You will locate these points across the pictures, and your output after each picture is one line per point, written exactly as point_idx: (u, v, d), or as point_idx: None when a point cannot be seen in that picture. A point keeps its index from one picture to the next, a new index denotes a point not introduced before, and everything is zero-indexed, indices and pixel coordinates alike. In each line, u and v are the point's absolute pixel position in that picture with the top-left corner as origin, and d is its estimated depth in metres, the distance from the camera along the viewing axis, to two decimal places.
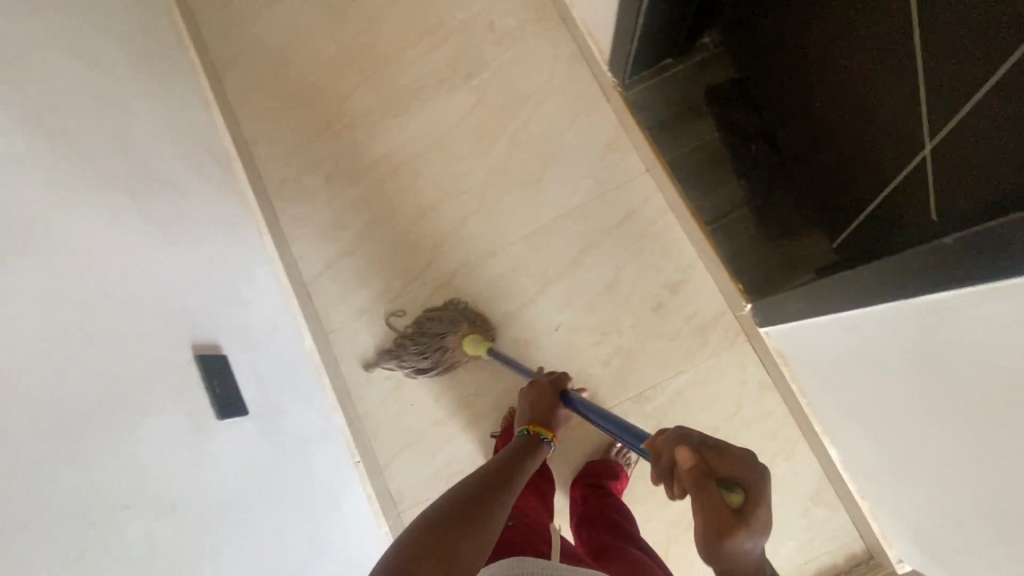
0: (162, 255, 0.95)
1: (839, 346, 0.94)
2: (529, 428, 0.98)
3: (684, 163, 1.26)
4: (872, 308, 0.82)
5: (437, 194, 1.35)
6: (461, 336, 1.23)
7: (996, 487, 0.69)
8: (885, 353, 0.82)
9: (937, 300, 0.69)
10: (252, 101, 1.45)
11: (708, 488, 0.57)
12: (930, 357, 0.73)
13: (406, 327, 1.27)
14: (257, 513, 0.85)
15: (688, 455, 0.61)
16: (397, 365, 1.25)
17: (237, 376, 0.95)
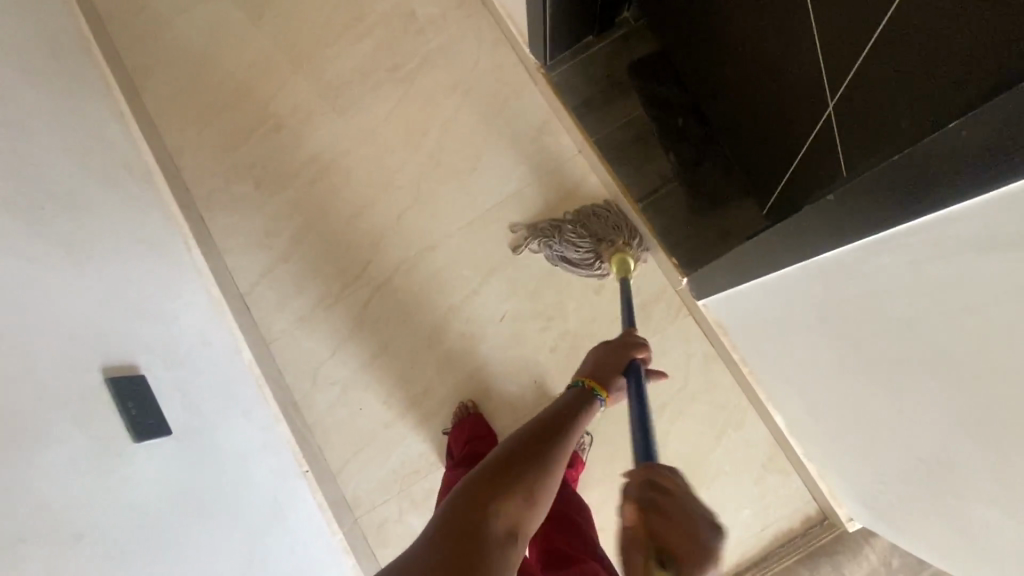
0: (68, 277, 0.90)
1: (771, 310, 0.93)
2: (584, 380, 0.79)
3: (613, 140, 1.24)
4: (790, 268, 0.83)
5: (370, 192, 1.32)
6: (623, 247, 1.19)
7: (930, 433, 0.69)
8: (818, 310, 0.80)
9: (845, 251, 0.70)
10: (173, 110, 1.40)
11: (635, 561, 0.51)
12: (847, 309, 0.74)
13: (567, 214, 1.24)
14: (182, 537, 0.81)
15: (631, 512, 0.55)
16: (544, 246, 1.23)
17: (158, 396, 0.91)
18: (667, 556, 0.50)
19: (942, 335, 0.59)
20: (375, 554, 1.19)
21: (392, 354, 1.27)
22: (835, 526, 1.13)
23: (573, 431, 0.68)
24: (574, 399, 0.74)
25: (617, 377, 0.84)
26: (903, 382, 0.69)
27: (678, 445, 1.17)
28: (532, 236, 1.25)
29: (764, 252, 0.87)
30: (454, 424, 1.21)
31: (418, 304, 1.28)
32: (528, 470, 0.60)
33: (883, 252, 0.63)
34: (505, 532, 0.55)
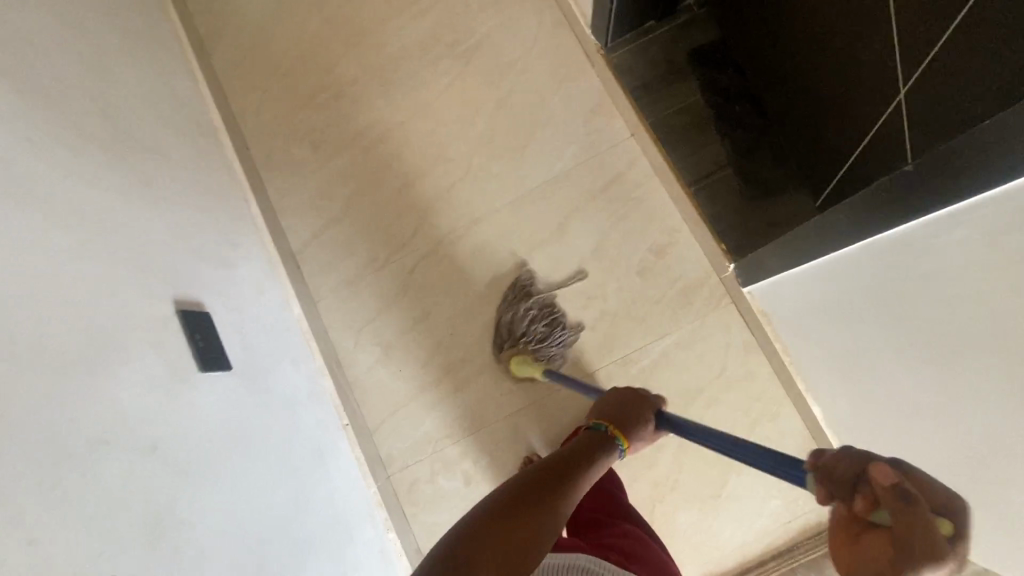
0: (144, 213, 0.94)
1: (822, 296, 0.94)
2: (608, 424, 0.81)
3: (667, 124, 1.26)
4: (858, 245, 0.84)
5: (422, 163, 1.36)
6: (531, 354, 1.22)
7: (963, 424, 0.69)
8: (865, 294, 0.82)
9: (919, 224, 0.71)
10: (239, 74, 1.46)
11: (918, 517, 0.38)
12: (900, 291, 0.74)
13: (546, 292, 1.26)
14: (237, 465, 0.84)
15: (889, 470, 0.41)
16: (506, 300, 1.27)
17: (222, 334, 0.96)
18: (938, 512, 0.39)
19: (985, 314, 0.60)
20: (403, 511, 1.23)
21: (433, 321, 1.30)
22: None
23: (578, 478, 0.67)
24: (586, 447, 0.74)
25: (645, 425, 0.83)
26: (945, 366, 0.69)
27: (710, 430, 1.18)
28: (505, 290, 1.28)
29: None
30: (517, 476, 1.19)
31: (462, 274, 1.30)
32: (531, 504, 0.59)
33: (958, 224, 0.64)
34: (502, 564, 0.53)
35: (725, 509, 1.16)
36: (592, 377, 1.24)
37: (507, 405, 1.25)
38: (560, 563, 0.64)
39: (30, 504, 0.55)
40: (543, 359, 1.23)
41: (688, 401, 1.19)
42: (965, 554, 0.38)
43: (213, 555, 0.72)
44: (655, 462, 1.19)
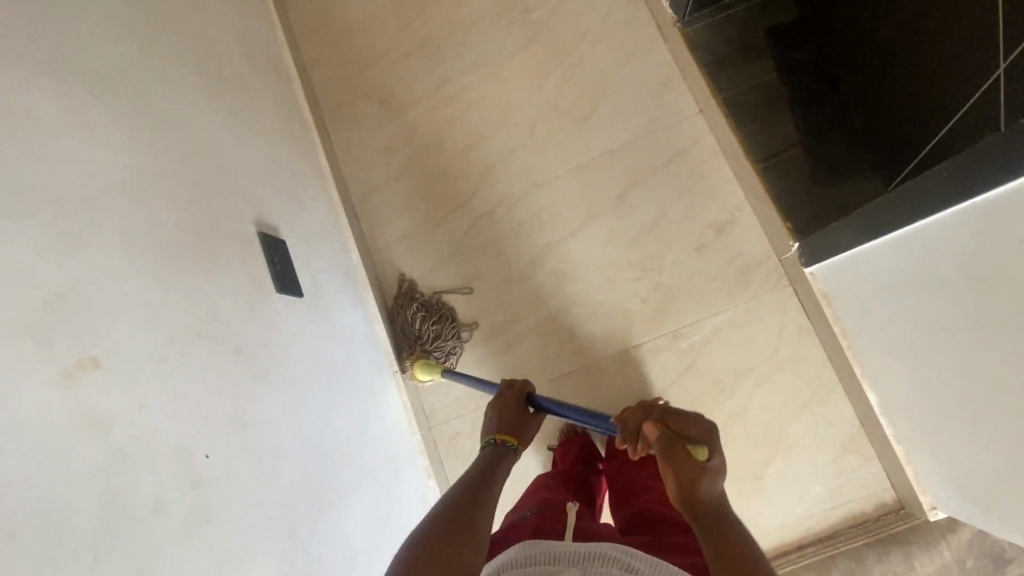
0: (236, 138, 0.98)
1: (888, 276, 0.91)
2: (496, 436, 0.89)
3: (738, 100, 1.25)
4: (932, 219, 0.78)
5: (487, 126, 1.37)
6: (432, 357, 1.25)
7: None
8: (944, 271, 0.78)
9: (1010, 186, 0.64)
10: (316, 28, 1.49)
11: (677, 448, 0.69)
12: (992, 262, 0.69)
13: (431, 296, 1.30)
14: (305, 385, 0.86)
15: (655, 424, 0.75)
16: (394, 309, 1.29)
17: (294, 263, 0.98)
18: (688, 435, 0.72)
19: None
20: (443, 463, 1.24)
21: (485, 281, 1.31)
22: (912, 516, 1.09)
23: (493, 486, 0.74)
24: (488, 460, 0.81)
25: (526, 420, 0.94)
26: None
27: (758, 410, 1.17)
28: (393, 299, 1.31)
29: (891, 207, 0.85)
30: (561, 441, 1.22)
31: (517, 237, 1.31)
32: (460, 516, 0.65)
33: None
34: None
35: (767, 490, 1.15)
36: (640, 348, 1.23)
37: (552, 369, 1.26)
38: (588, 552, 0.62)
39: (143, 368, 0.56)
40: (443, 360, 1.25)
41: (737, 379, 1.19)
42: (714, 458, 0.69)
43: (286, 461, 0.73)
44: None
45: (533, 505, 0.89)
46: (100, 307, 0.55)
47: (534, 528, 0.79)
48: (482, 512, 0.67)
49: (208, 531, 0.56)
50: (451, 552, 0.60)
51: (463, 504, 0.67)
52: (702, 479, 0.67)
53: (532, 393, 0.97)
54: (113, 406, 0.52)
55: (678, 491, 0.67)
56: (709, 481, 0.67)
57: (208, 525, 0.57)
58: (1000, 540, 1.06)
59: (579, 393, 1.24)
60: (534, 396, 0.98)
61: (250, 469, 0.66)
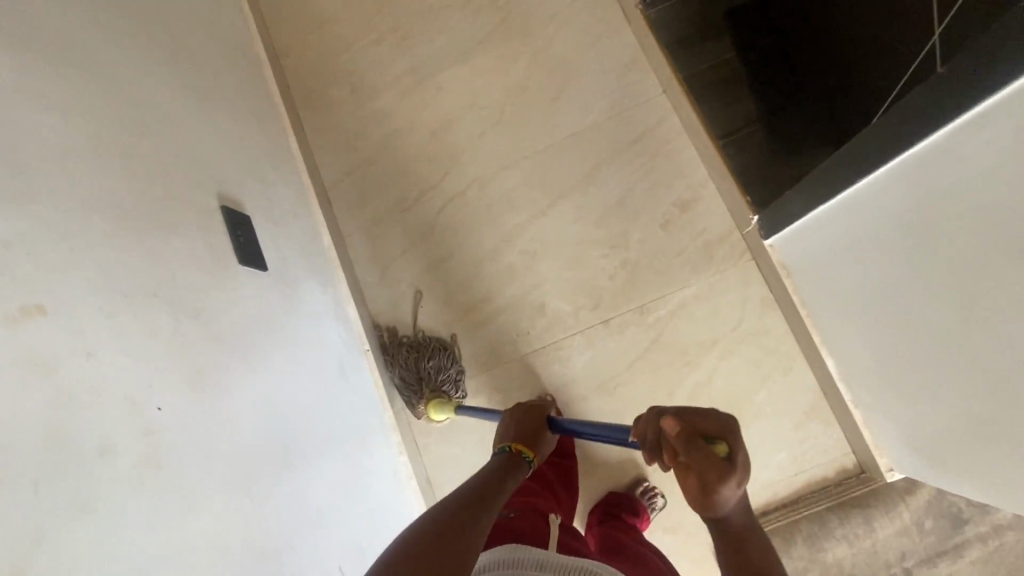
0: (200, 116, 0.99)
1: (835, 240, 0.94)
2: (511, 445, 0.86)
3: (700, 79, 1.28)
4: (869, 180, 0.82)
5: (457, 109, 1.39)
6: (442, 393, 1.23)
7: (999, 338, 0.70)
8: (883, 229, 0.82)
9: (943, 133, 0.69)
10: (286, 17, 1.50)
11: (700, 450, 0.57)
12: (936, 207, 0.72)
13: (415, 334, 1.28)
14: (268, 355, 0.87)
15: (673, 422, 0.60)
16: (387, 364, 1.26)
17: (259, 238, 1.00)
18: (710, 433, 0.59)
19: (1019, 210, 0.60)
20: (416, 442, 1.25)
21: (457, 261, 1.32)
22: (872, 480, 1.12)
23: (498, 490, 0.71)
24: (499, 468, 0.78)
25: (543, 436, 0.90)
26: (1000, 280, 0.66)
27: (722, 381, 1.20)
28: (383, 354, 1.28)
29: (834, 171, 0.88)
30: None
31: (487, 218, 1.33)
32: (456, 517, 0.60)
33: (989, 124, 0.62)
34: (452, 571, 0.53)
35: None
36: (609, 323, 1.26)
37: (523, 347, 1.27)
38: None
39: (93, 318, 0.58)
40: (453, 393, 1.24)
41: (702, 352, 1.21)
42: (738, 456, 0.58)
43: (244, 423, 0.75)
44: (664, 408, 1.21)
45: (514, 507, 0.86)
46: (48, 260, 0.56)
47: (513, 530, 0.77)
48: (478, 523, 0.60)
49: (156, 476, 0.58)
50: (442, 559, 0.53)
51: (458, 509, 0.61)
52: (728, 482, 0.56)
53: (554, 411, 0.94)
54: (58, 350, 0.53)
55: (703, 497, 0.57)
56: (733, 486, 0.57)
57: (156, 472, 0.58)
58: (956, 501, 1.10)
59: (551, 371, 1.26)
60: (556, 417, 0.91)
61: (207, 424, 0.68)
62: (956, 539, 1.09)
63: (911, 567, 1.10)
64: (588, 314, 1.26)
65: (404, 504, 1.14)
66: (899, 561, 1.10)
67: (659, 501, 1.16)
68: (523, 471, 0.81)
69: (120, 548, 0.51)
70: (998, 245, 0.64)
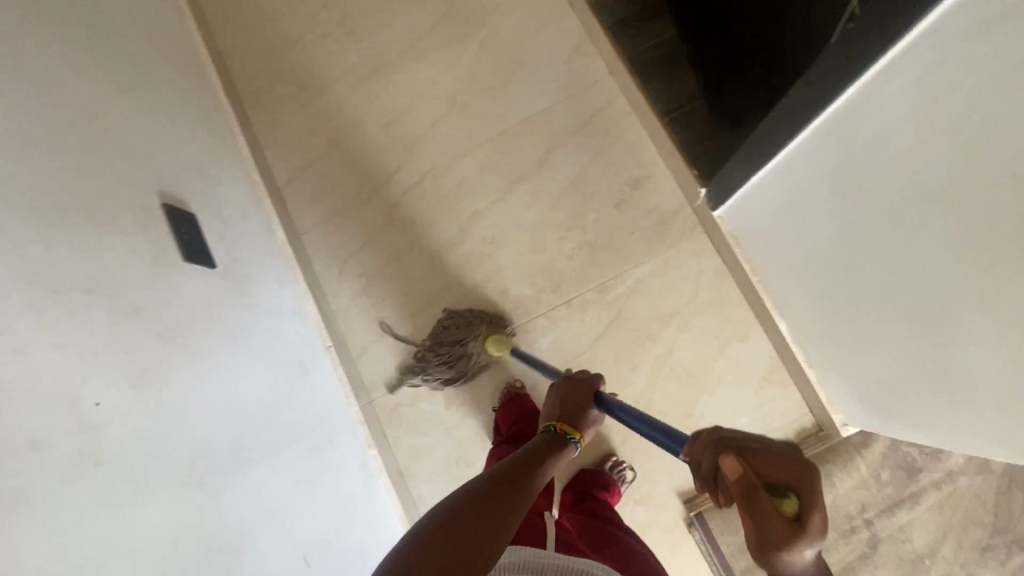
0: (137, 114, 0.96)
1: (775, 203, 0.97)
2: (557, 423, 0.84)
3: (640, 58, 1.34)
4: (796, 141, 0.86)
5: (407, 101, 1.39)
6: (491, 332, 1.24)
7: (925, 284, 0.74)
8: (815, 187, 0.85)
9: (858, 87, 0.72)
10: (228, 16, 1.48)
11: (758, 503, 0.46)
12: (857, 160, 0.76)
13: (422, 340, 1.26)
14: (219, 353, 0.85)
15: (734, 463, 0.51)
16: (428, 381, 1.24)
17: (205, 235, 0.98)
18: (779, 482, 0.48)
19: (934, 153, 0.64)
20: (385, 435, 1.25)
21: (416, 253, 1.31)
22: (830, 437, 1.16)
23: (533, 470, 0.68)
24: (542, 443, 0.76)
25: (589, 412, 0.88)
26: (918, 223, 0.70)
27: (682, 352, 1.22)
28: (422, 380, 1.25)
29: (768, 136, 0.90)
30: (502, 403, 1.22)
31: (444, 207, 1.33)
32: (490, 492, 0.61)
33: (898, 73, 0.66)
34: (479, 539, 0.54)
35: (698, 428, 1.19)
36: (570, 303, 1.27)
37: None
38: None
39: (23, 311, 0.57)
40: (498, 324, 1.25)
41: (662, 325, 1.24)
42: (816, 514, 0.45)
43: (193, 420, 0.74)
44: (629, 383, 1.23)
45: None
46: None
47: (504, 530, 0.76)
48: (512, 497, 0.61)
49: (97, 471, 0.57)
50: (469, 531, 0.54)
51: (493, 486, 0.62)
52: (793, 548, 0.44)
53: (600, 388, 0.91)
54: None
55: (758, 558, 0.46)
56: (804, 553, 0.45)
57: (99, 464, 0.57)
58: (910, 451, 1.14)
59: (516, 354, 1.26)
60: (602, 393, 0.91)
61: (151, 420, 0.67)
62: (912, 488, 1.14)
63: (871, 518, 1.14)
64: (549, 295, 1.28)
65: (376, 499, 1.15)
66: (860, 513, 1.14)
67: (627, 474, 1.18)
68: (568, 452, 0.79)
69: (58, 542, 0.50)
70: (915, 189, 0.68)
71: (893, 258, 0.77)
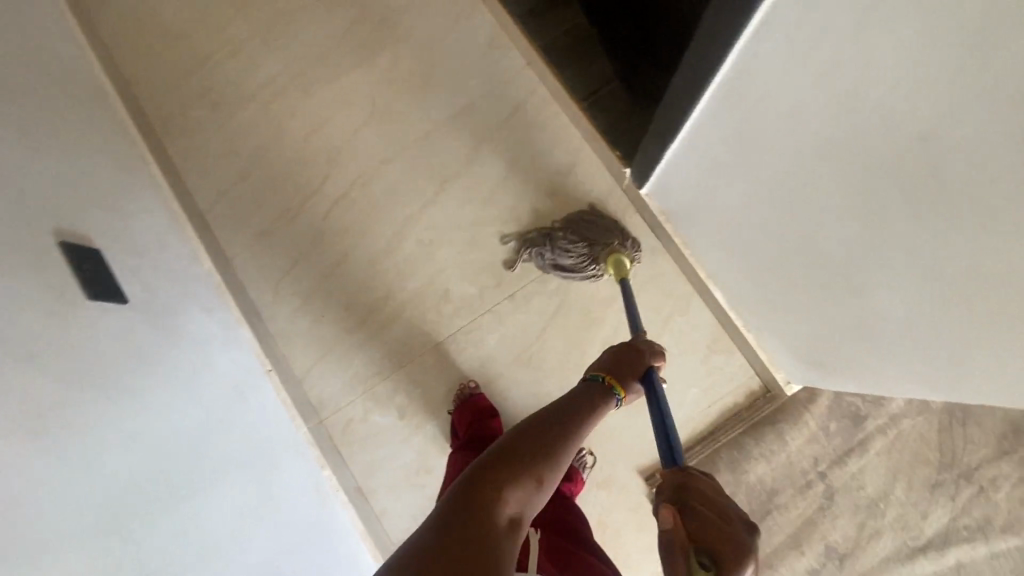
0: (32, 149, 0.91)
1: (691, 175, 1.00)
2: (603, 375, 0.81)
3: (554, 48, 1.35)
4: (697, 113, 0.88)
5: (327, 111, 1.36)
6: (619, 252, 1.19)
7: (834, 234, 0.77)
8: (723, 155, 0.88)
9: (738, 54, 0.74)
10: (130, 42, 1.42)
11: (675, 561, 0.52)
12: (756, 118, 0.77)
13: (557, 222, 1.26)
14: (137, 390, 0.82)
15: (669, 515, 0.56)
16: (535, 256, 1.24)
17: (115, 271, 0.93)
18: (703, 544, 0.54)
19: (821, 108, 0.66)
20: (340, 453, 1.22)
21: (352, 264, 1.29)
22: (776, 397, 1.19)
23: (578, 429, 0.68)
24: (589, 397, 0.75)
25: (636, 378, 0.85)
26: (822, 169, 0.71)
27: (629, 332, 1.23)
28: (531, 255, 1.25)
29: (674, 110, 0.92)
30: (456, 404, 1.20)
31: (375, 218, 1.30)
32: (535, 450, 0.61)
33: (769, 34, 0.68)
34: (519, 505, 0.57)
35: None
36: (513, 297, 1.26)
37: (435, 337, 1.26)
38: None
39: None
40: (627, 247, 1.21)
41: (605, 308, 1.24)
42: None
43: (108, 463, 0.71)
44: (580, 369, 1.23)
45: None
46: None
47: None
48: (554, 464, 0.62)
49: None
50: (515, 500, 0.56)
51: (539, 442, 0.62)
52: None
53: (654, 363, 0.89)
54: None
55: None
56: None
57: None
58: (854, 400, 1.18)
59: (465, 355, 1.25)
60: (653, 369, 0.89)
61: (56, 467, 0.64)
62: (860, 436, 1.17)
63: (825, 470, 1.17)
64: (491, 292, 1.26)
65: (332, 520, 1.12)
66: (814, 467, 1.17)
67: (588, 459, 1.18)
68: (610, 406, 0.78)
69: None
70: (815, 137, 0.70)
71: (805, 210, 0.79)
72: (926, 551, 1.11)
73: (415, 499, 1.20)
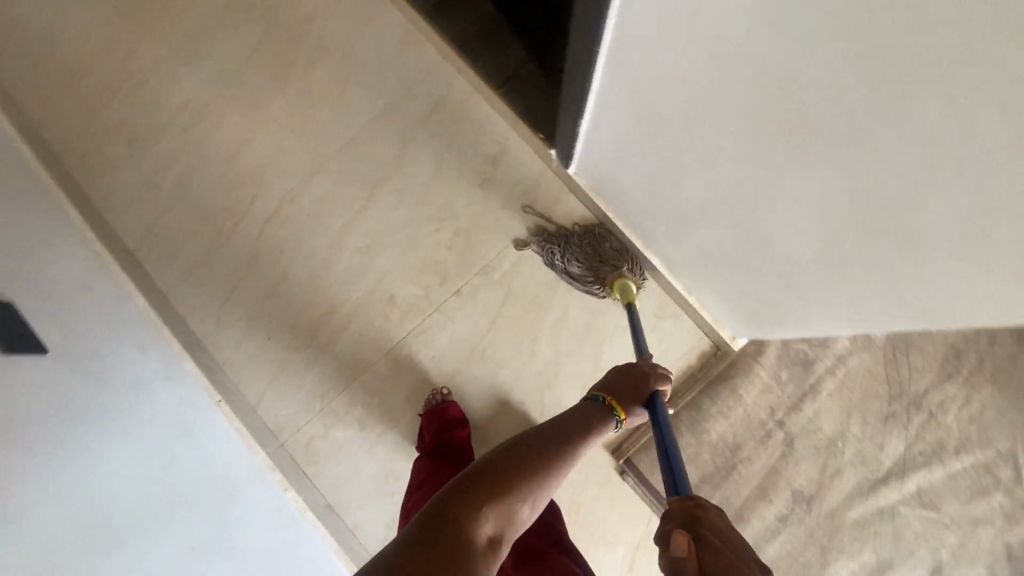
0: None
1: (606, 143, 1.01)
2: (606, 398, 0.80)
3: (463, 37, 1.32)
4: (597, 81, 0.89)
5: (248, 130, 1.33)
6: (627, 276, 1.18)
7: (739, 183, 0.79)
8: (628, 118, 0.89)
9: (615, 17, 0.75)
10: (32, 84, 1.37)
11: None
12: (647, 78, 0.78)
13: (575, 226, 1.24)
14: (67, 436, 0.80)
15: (683, 542, 0.48)
16: (545, 251, 1.24)
17: (30, 316, 0.88)
18: None
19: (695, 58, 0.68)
20: (304, 474, 1.20)
21: (293, 281, 1.27)
22: (727, 354, 1.22)
23: (574, 449, 0.67)
24: (588, 417, 0.74)
25: (638, 400, 0.84)
26: (717, 116, 0.72)
27: (578, 311, 1.25)
28: (540, 250, 1.25)
29: (579, 83, 0.92)
30: (428, 406, 1.19)
31: (310, 233, 1.28)
32: (526, 469, 0.61)
33: None
34: (501, 524, 0.56)
35: None
36: (459, 292, 1.26)
37: (386, 343, 1.25)
38: None
39: None
40: (636, 272, 1.19)
41: (552, 291, 1.25)
42: None
43: (31, 516, 0.71)
44: (534, 354, 1.23)
45: None
46: None
47: None
48: (544, 483, 0.62)
49: None
50: (498, 518, 0.56)
51: (530, 460, 0.62)
52: None
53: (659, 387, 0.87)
54: None
55: None
56: None
57: None
58: (801, 346, 1.21)
59: (418, 356, 1.24)
60: (660, 394, 0.87)
61: None
62: (811, 380, 1.20)
63: (782, 418, 1.19)
64: (436, 290, 1.26)
65: (302, 542, 1.09)
66: (771, 417, 1.20)
67: None
68: (609, 428, 0.76)
69: None
70: (705, 84, 0.70)
71: (710, 160, 0.80)
72: (886, 481, 1.15)
73: (386, 507, 1.19)
